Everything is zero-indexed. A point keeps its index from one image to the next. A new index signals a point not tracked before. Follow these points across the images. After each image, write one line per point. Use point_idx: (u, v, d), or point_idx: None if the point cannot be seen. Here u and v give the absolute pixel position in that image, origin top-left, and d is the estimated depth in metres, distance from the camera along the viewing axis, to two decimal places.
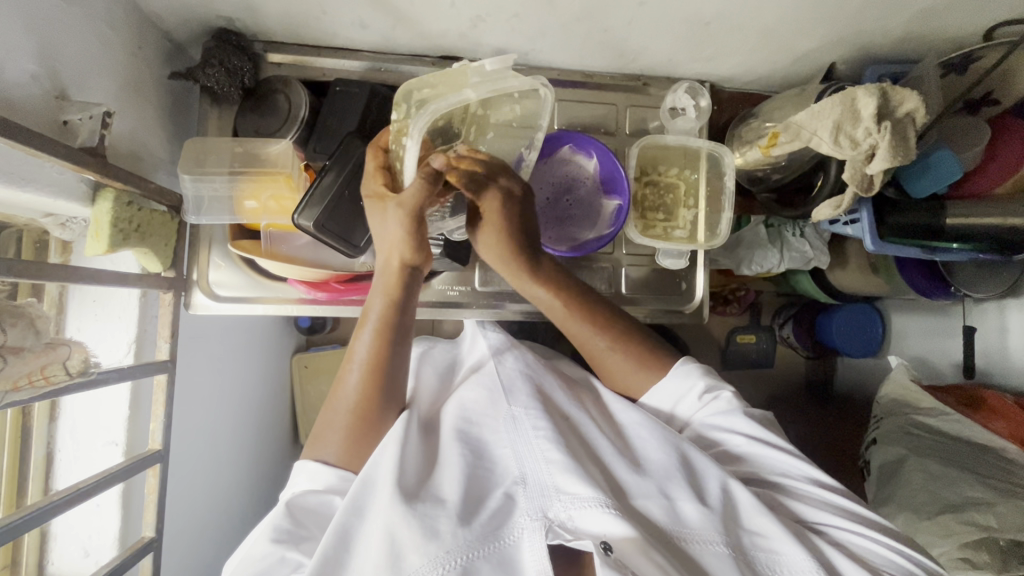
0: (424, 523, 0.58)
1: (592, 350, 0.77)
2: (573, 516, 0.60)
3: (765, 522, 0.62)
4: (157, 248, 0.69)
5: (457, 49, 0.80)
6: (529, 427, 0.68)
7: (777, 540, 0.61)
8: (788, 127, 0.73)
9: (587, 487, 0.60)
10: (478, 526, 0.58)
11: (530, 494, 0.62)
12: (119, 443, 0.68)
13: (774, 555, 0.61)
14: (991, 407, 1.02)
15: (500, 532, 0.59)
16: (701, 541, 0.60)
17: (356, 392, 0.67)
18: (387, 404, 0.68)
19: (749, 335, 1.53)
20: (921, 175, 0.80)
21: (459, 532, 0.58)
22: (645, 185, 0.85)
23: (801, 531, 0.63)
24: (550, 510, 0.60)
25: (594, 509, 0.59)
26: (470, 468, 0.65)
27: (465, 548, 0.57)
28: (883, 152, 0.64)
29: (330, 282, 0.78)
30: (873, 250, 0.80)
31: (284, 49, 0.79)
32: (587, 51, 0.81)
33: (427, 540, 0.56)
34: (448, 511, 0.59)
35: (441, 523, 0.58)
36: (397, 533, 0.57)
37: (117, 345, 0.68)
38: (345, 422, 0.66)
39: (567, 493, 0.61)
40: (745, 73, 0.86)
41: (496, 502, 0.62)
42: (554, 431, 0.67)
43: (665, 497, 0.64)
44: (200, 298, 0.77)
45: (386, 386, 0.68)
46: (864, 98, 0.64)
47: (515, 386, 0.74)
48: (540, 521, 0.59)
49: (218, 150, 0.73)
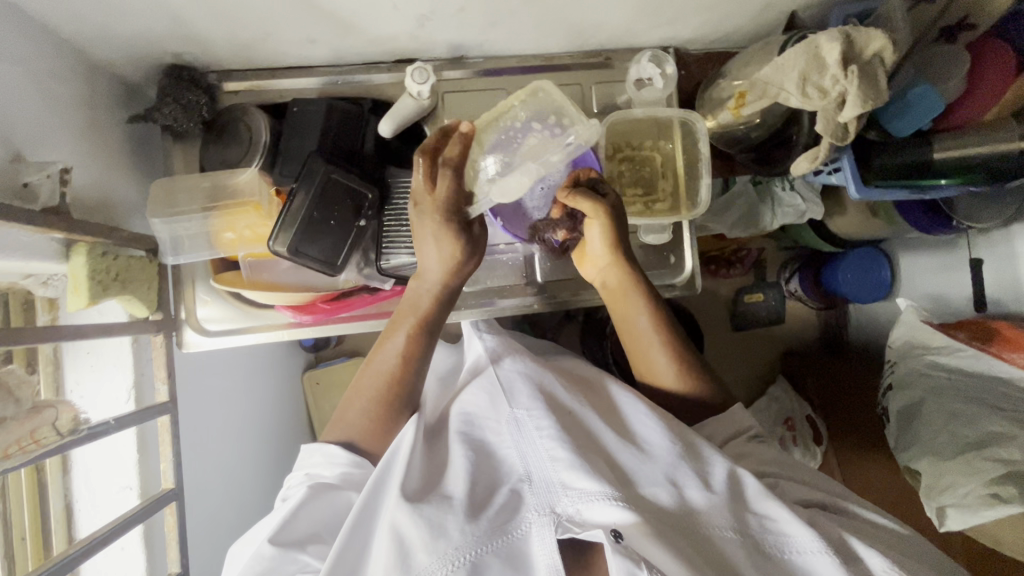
0: (433, 521, 0.59)
1: (641, 337, 0.81)
2: (580, 509, 0.60)
3: (774, 507, 0.63)
4: (140, 292, 0.69)
5: (411, 50, 0.79)
6: (533, 428, 0.68)
7: (787, 523, 0.63)
8: (754, 85, 0.70)
9: (593, 482, 0.61)
10: (485, 521, 0.59)
11: (536, 490, 0.63)
12: (134, 487, 0.69)
13: (784, 537, 0.62)
14: (1006, 338, 0.98)
15: (508, 526, 0.59)
16: (709, 526, 0.62)
17: (387, 378, 0.71)
18: (405, 401, 0.72)
19: (757, 294, 1.65)
20: (900, 115, 0.77)
21: (467, 528, 0.59)
22: (621, 162, 0.83)
23: (812, 517, 0.65)
24: (557, 505, 0.61)
25: (601, 502, 0.60)
26: (477, 466, 0.67)
27: (474, 544, 0.58)
28: (854, 97, 0.62)
29: (317, 303, 0.77)
30: (859, 197, 0.77)
31: (239, 76, 0.78)
32: (543, 33, 0.79)
33: (435, 538, 0.58)
34: (455, 508, 0.60)
35: (450, 520, 0.59)
36: (406, 530, 0.59)
37: (117, 393, 0.69)
38: (368, 406, 0.70)
39: (574, 488, 0.61)
40: (708, 33, 0.83)
41: (503, 497, 0.62)
42: (558, 429, 0.67)
43: (672, 483, 0.64)
44: (191, 336, 0.76)
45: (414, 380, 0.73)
46: (828, 44, 0.62)
47: (515, 388, 0.74)
48: (549, 516, 0.60)
49: (185, 186, 0.73)
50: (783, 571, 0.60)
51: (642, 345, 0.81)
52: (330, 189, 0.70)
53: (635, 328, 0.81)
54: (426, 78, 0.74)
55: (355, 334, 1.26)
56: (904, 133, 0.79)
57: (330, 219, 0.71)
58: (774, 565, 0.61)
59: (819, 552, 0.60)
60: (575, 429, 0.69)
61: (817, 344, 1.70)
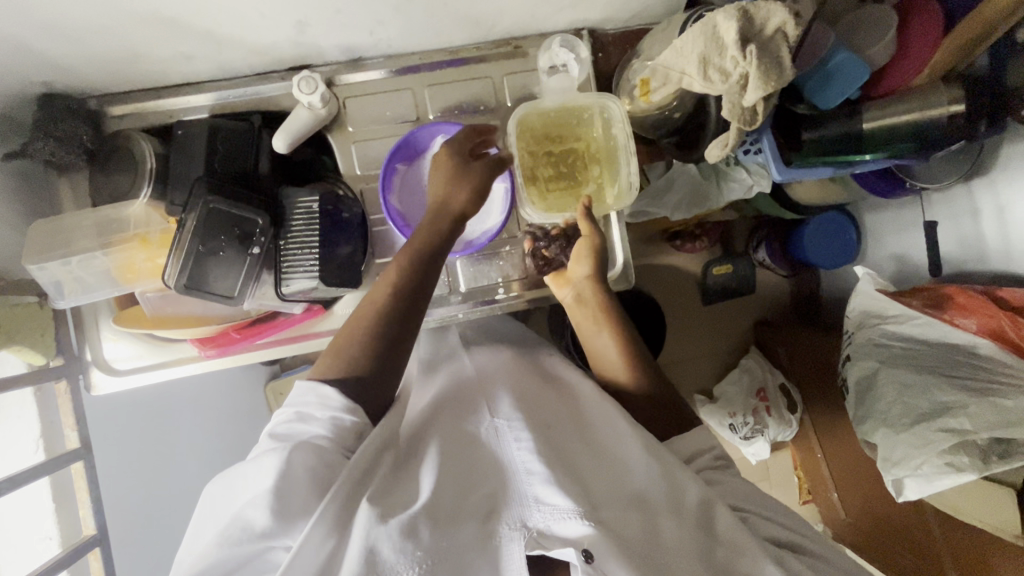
0: (403, 522, 0.54)
1: (599, 350, 0.81)
2: (551, 526, 0.57)
3: (738, 537, 0.61)
4: (32, 340, 0.66)
5: (300, 56, 0.74)
6: (512, 440, 0.65)
7: (750, 553, 0.60)
8: (655, 71, 0.66)
9: (567, 498, 0.58)
10: (458, 534, 0.55)
11: (507, 503, 0.60)
12: (53, 536, 0.69)
13: (747, 570, 0.59)
14: (960, 304, 0.97)
15: (481, 540, 0.56)
16: (676, 550, 0.59)
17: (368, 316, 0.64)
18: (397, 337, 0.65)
19: (724, 266, 1.60)
20: (823, 87, 0.72)
21: (438, 534, 0.54)
22: (541, 155, 0.77)
23: (780, 554, 0.63)
24: (529, 519, 0.58)
25: (573, 520, 0.57)
26: (450, 470, 0.63)
27: (444, 554, 0.54)
28: (755, 79, 0.58)
29: (228, 331, 0.75)
30: (781, 179, 0.72)
31: (123, 99, 0.74)
32: (439, 26, 0.74)
33: (405, 540, 0.53)
34: (427, 512, 0.56)
35: (421, 525, 0.55)
36: (374, 531, 0.53)
37: (24, 444, 0.68)
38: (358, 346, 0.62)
39: (547, 503, 0.58)
40: (619, 11, 0.78)
41: (476, 507, 0.59)
42: (537, 443, 0.65)
43: (643, 505, 0.62)
44: (99, 376, 0.73)
45: (395, 331, 0.64)
46: (725, 22, 0.57)
47: (498, 402, 0.72)
48: (519, 531, 0.57)
49: (72, 223, 0.69)
50: None
51: (604, 360, 0.81)
52: (220, 214, 0.67)
53: (592, 339, 0.81)
54: (314, 87, 0.71)
55: None
56: (831, 106, 0.74)
57: (219, 249, 0.68)
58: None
59: None
60: (553, 443, 0.66)
61: (789, 311, 1.67)
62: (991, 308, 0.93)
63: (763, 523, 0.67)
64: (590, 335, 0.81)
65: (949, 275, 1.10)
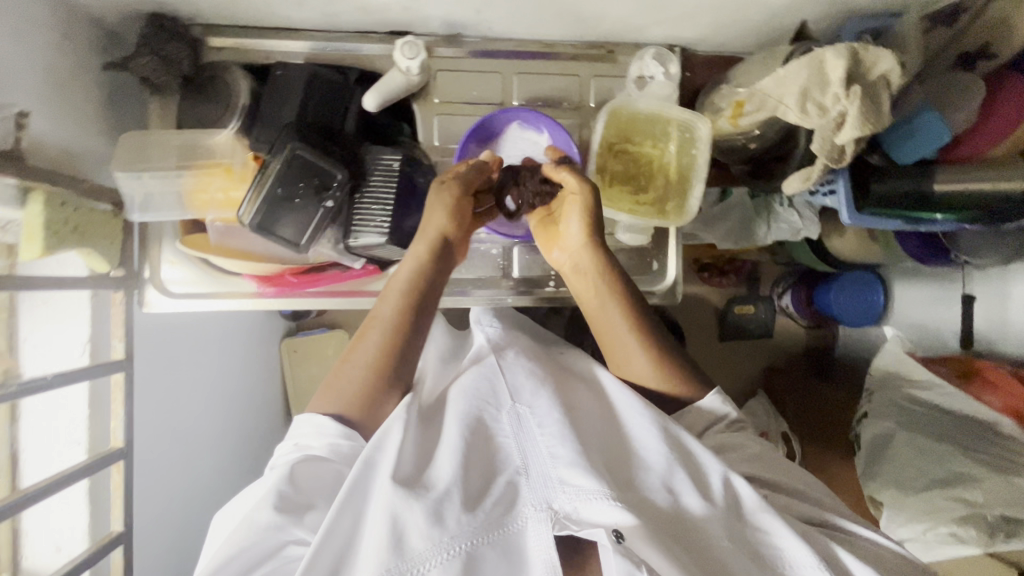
0: (428, 508, 0.56)
1: (622, 350, 0.73)
2: (578, 507, 0.57)
3: (766, 517, 0.60)
4: (102, 247, 0.67)
5: (403, 22, 0.75)
6: (534, 424, 0.65)
7: (777, 535, 0.59)
8: (754, 96, 0.68)
9: (590, 479, 0.57)
10: (482, 514, 0.56)
11: (533, 484, 0.59)
12: (81, 442, 0.69)
13: (776, 551, 0.59)
14: (988, 379, 0.99)
15: (505, 518, 0.57)
16: (705, 531, 0.59)
17: (374, 350, 0.68)
18: (395, 377, 0.68)
19: (748, 306, 1.59)
20: (905, 140, 0.74)
21: (464, 518, 0.56)
22: (613, 156, 0.80)
23: (805, 529, 0.61)
24: (554, 501, 0.57)
25: (599, 501, 0.56)
26: (472, 450, 0.63)
27: (469, 535, 0.55)
28: (853, 121, 0.59)
29: (285, 274, 0.76)
30: (850, 224, 0.74)
31: (225, 32, 0.75)
32: (542, 18, 0.75)
33: (431, 524, 0.55)
34: (451, 495, 0.57)
35: (446, 509, 0.56)
36: (401, 517, 0.55)
37: (71, 347, 0.67)
38: (361, 376, 0.66)
39: (571, 484, 0.58)
40: (715, 35, 0.80)
41: (499, 488, 0.59)
42: (560, 426, 0.63)
43: (668, 489, 0.61)
44: (154, 296, 0.74)
45: (397, 360, 0.68)
46: (834, 60, 0.59)
47: (515, 381, 0.70)
48: (546, 512, 0.57)
49: (159, 141, 0.71)
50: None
51: (625, 361, 0.74)
52: (303, 159, 0.67)
53: (612, 338, 0.74)
54: (416, 52, 0.73)
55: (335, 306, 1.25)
56: (907, 161, 0.76)
57: (295, 196, 0.68)
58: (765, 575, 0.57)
59: (814, 568, 0.57)
60: (577, 425, 0.66)
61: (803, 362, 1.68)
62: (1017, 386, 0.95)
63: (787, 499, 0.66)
64: (609, 335, 0.74)
65: (978, 351, 1.11)
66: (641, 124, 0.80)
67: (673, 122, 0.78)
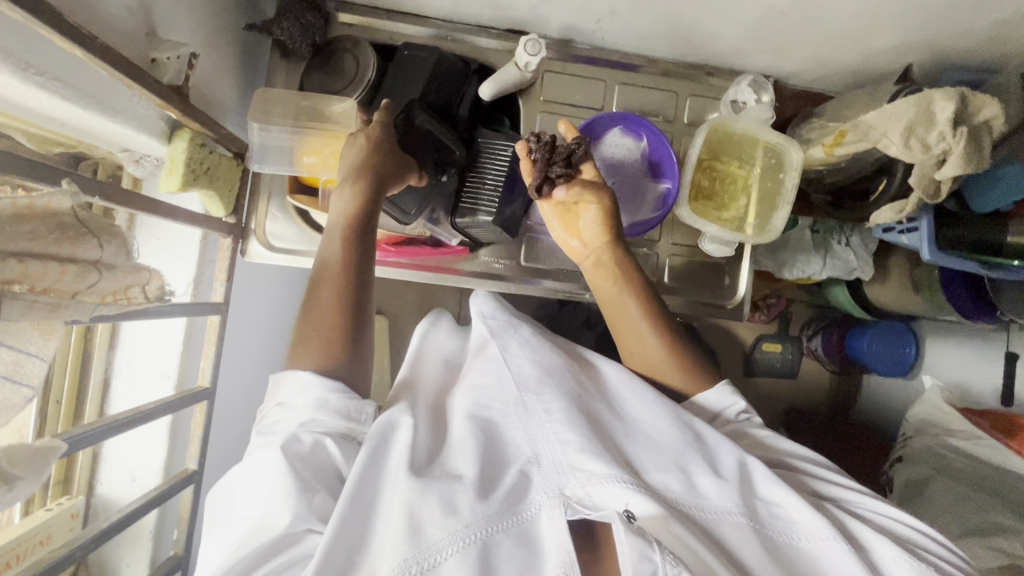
0: (440, 498, 0.51)
1: (625, 328, 0.72)
2: (590, 492, 0.53)
3: (779, 491, 0.57)
4: (222, 192, 0.70)
5: (525, 21, 0.80)
6: (540, 410, 0.59)
7: (794, 510, 0.57)
8: (857, 126, 0.72)
9: (600, 463, 0.54)
10: (495, 500, 0.52)
11: (545, 472, 0.56)
12: (171, 376, 0.71)
13: (792, 525, 0.57)
14: None
15: (517, 506, 0.53)
16: (721, 513, 0.55)
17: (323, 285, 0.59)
18: (351, 312, 0.59)
19: (775, 344, 1.53)
20: (986, 189, 0.77)
21: (477, 506, 0.51)
22: (703, 171, 0.83)
23: (818, 502, 0.59)
24: (566, 487, 0.54)
25: (611, 484, 0.53)
26: (485, 445, 0.58)
27: (484, 523, 0.50)
28: (956, 158, 0.62)
29: (382, 243, 0.81)
30: (930, 260, 0.77)
31: (356, 10, 0.80)
32: (655, 34, 0.80)
33: (446, 515, 0.50)
34: (465, 484, 0.53)
35: (459, 498, 0.52)
36: (415, 510, 0.50)
37: (178, 282, 0.71)
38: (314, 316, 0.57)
39: (582, 469, 0.54)
40: (811, 70, 0.84)
41: (511, 478, 0.55)
42: (568, 411, 0.59)
43: (682, 470, 0.57)
44: (256, 247, 0.77)
45: (352, 287, 0.59)
46: (942, 101, 0.63)
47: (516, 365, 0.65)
48: (556, 498, 0.53)
49: (283, 101, 0.75)
50: (798, 568, 0.55)
51: (633, 344, 0.71)
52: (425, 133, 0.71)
53: (618, 320, 0.73)
54: (538, 51, 0.76)
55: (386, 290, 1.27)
56: (982, 210, 0.79)
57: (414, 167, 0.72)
58: (784, 556, 0.55)
59: (832, 540, 0.55)
60: (588, 411, 0.61)
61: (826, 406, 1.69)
62: None
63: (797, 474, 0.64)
64: (618, 319, 0.72)
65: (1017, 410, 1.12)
66: (733, 145, 0.83)
67: (765, 145, 0.81)
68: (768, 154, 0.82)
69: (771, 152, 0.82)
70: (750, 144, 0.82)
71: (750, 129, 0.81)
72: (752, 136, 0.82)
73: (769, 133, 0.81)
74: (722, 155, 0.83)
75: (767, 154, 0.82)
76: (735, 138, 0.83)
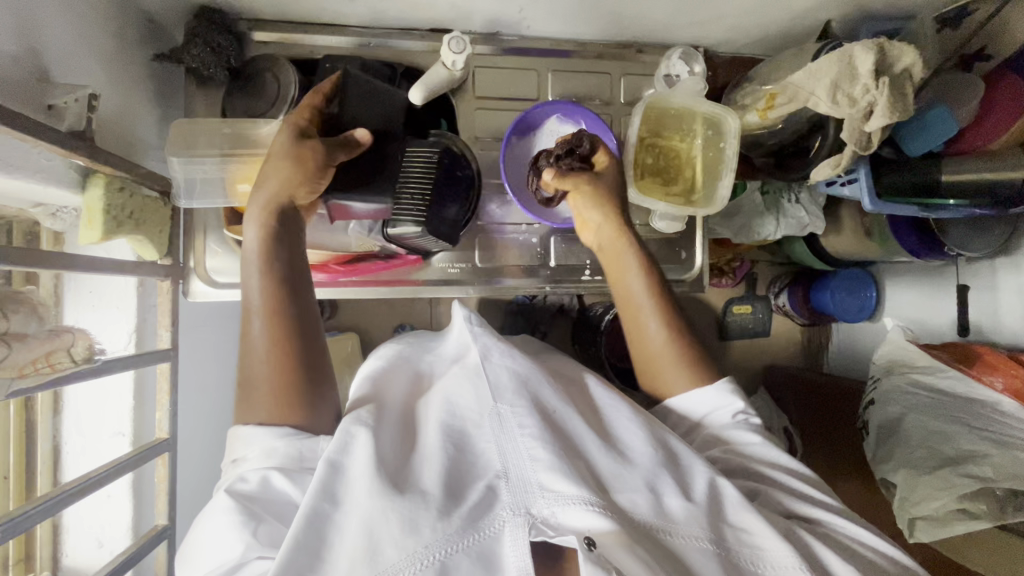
0: (403, 517, 0.50)
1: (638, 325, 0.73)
2: (557, 512, 0.53)
3: (750, 518, 0.58)
4: (152, 234, 0.67)
5: (447, 19, 0.78)
6: (514, 425, 0.58)
7: (763, 537, 0.58)
8: (786, 89, 0.73)
9: (571, 484, 0.54)
10: (458, 518, 0.51)
11: (513, 488, 0.55)
12: (126, 433, 0.68)
13: (758, 551, 0.57)
14: (989, 363, 1.02)
15: (481, 523, 0.52)
16: (685, 537, 0.56)
17: (263, 342, 0.59)
18: (303, 370, 0.60)
19: (745, 307, 1.55)
20: (916, 132, 0.79)
21: (439, 525, 0.51)
22: (645, 149, 0.82)
23: (789, 529, 0.60)
24: (533, 506, 0.54)
25: (577, 507, 0.53)
26: (453, 457, 0.57)
27: (444, 543, 0.50)
28: (882, 108, 0.63)
29: (329, 264, 0.78)
30: (872, 210, 0.79)
31: (269, 27, 0.76)
32: (581, 18, 0.79)
33: (405, 533, 0.50)
34: (429, 502, 0.52)
35: (422, 516, 0.51)
36: (376, 526, 0.50)
37: (118, 335, 0.68)
38: (265, 376, 0.58)
39: (551, 489, 0.54)
40: (740, 35, 0.85)
41: (478, 493, 0.54)
42: (544, 426, 0.58)
43: (651, 491, 0.58)
44: (199, 285, 0.75)
45: (298, 342, 0.60)
46: (862, 55, 0.64)
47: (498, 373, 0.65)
48: (523, 517, 0.52)
49: (203, 130, 0.70)
50: None
51: (648, 346, 0.72)
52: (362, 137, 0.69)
53: (635, 307, 0.72)
54: (463, 48, 0.74)
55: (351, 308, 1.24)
56: (917, 153, 0.81)
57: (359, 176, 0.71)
58: None
59: (794, 568, 0.56)
60: (562, 425, 0.61)
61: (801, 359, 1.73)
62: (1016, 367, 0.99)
63: (775, 492, 0.64)
64: (630, 311, 0.73)
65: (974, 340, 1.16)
66: (673, 120, 0.82)
67: (704, 115, 0.81)
68: (707, 125, 0.81)
69: (710, 122, 0.81)
70: (690, 116, 0.82)
71: (687, 100, 0.81)
72: (693, 107, 0.81)
73: (706, 104, 0.80)
74: (663, 131, 0.83)
75: (706, 125, 0.81)
76: (672, 113, 0.82)
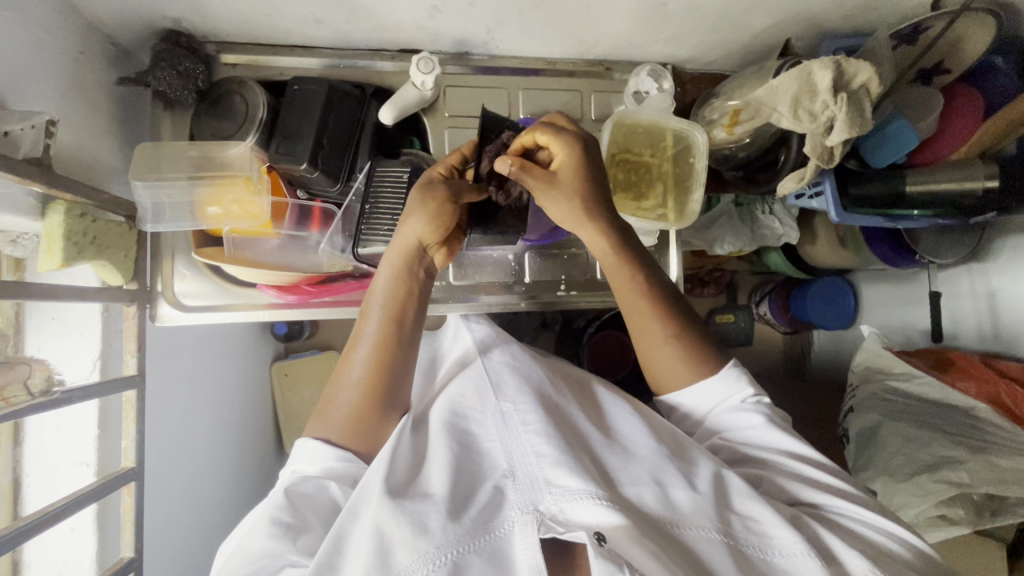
0: (413, 520, 0.54)
1: (650, 352, 0.74)
2: (565, 508, 0.55)
3: (754, 506, 0.59)
4: (116, 259, 0.66)
5: (417, 40, 0.78)
6: (518, 422, 0.64)
7: (770, 525, 0.59)
8: (749, 104, 0.74)
9: (576, 479, 0.56)
10: (467, 520, 0.54)
11: (520, 487, 0.58)
12: (90, 463, 0.66)
13: (767, 539, 0.58)
14: (959, 367, 1.00)
15: (490, 525, 0.55)
16: (693, 526, 0.58)
17: (364, 367, 0.65)
18: (385, 404, 0.65)
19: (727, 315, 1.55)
20: (880, 146, 0.80)
21: (449, 527, 0.54)
22: (617, 165, 0.82)
23: (795, 516, 0.61)
24: (541, 502, 0.56)
25: (585, 501, 0.54)
26: (459, 460, 0.62)
27: (454, 543, 0.52)
28: (840, 123, 0.65)
29: (301, 285, 0.76)
30: (838, 221, 0.81)
31: (238, 49, 0.76)
32: (548, 38, 0.80)
33: (416, 536, 0.52)
34: (437, 506, 0.55)
35: (431, 518, 0.54)
36: (385, 530, 0.53)
37: (82, 363, 0.66)
38: (352, 400, 0.64)
39: (559, 485, 0.56)
40: (705, 53, 0.87)
41: (485, 495, 0.58)
42: (543, 424, 0.63)
43: (657, 483, 0.60)
44: (167, 310, 0.74)
45: (390, 381, 0.65)
46: (820, 70, 0.65)
47: (501, 379, 0.71)
48: (531, 514, 0.55)
49: (172, 154, 0.71)
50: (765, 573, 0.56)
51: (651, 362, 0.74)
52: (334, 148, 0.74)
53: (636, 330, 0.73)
54: (431, 68, 0.74)
55: (328, 325, 1.24)
56: (880, 165, 0.83)
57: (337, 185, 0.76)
58: (756, 569, 0.56)
59: (803, 555, 0.56)
60: (564, 426, 0.65)
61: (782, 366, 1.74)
62: (990, 373, 0.95)
63: (779, 480, 0.66)
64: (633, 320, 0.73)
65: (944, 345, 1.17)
66: (645, 134, 0.82)
67: (675, 129, 0.81)
68: (677, 140, 0.82)
69: (681, 140, 0.81)
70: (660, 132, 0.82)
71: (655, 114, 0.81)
72: (663, 121, 0.81)
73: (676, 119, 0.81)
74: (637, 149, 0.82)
75: (676, 141, 0.82)
76: (639, 129, 0.82)
